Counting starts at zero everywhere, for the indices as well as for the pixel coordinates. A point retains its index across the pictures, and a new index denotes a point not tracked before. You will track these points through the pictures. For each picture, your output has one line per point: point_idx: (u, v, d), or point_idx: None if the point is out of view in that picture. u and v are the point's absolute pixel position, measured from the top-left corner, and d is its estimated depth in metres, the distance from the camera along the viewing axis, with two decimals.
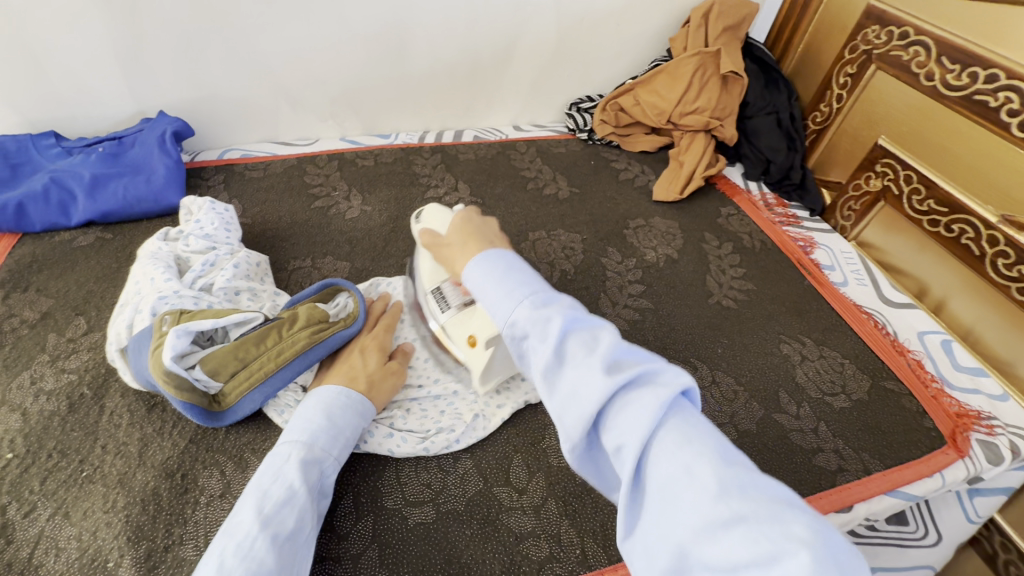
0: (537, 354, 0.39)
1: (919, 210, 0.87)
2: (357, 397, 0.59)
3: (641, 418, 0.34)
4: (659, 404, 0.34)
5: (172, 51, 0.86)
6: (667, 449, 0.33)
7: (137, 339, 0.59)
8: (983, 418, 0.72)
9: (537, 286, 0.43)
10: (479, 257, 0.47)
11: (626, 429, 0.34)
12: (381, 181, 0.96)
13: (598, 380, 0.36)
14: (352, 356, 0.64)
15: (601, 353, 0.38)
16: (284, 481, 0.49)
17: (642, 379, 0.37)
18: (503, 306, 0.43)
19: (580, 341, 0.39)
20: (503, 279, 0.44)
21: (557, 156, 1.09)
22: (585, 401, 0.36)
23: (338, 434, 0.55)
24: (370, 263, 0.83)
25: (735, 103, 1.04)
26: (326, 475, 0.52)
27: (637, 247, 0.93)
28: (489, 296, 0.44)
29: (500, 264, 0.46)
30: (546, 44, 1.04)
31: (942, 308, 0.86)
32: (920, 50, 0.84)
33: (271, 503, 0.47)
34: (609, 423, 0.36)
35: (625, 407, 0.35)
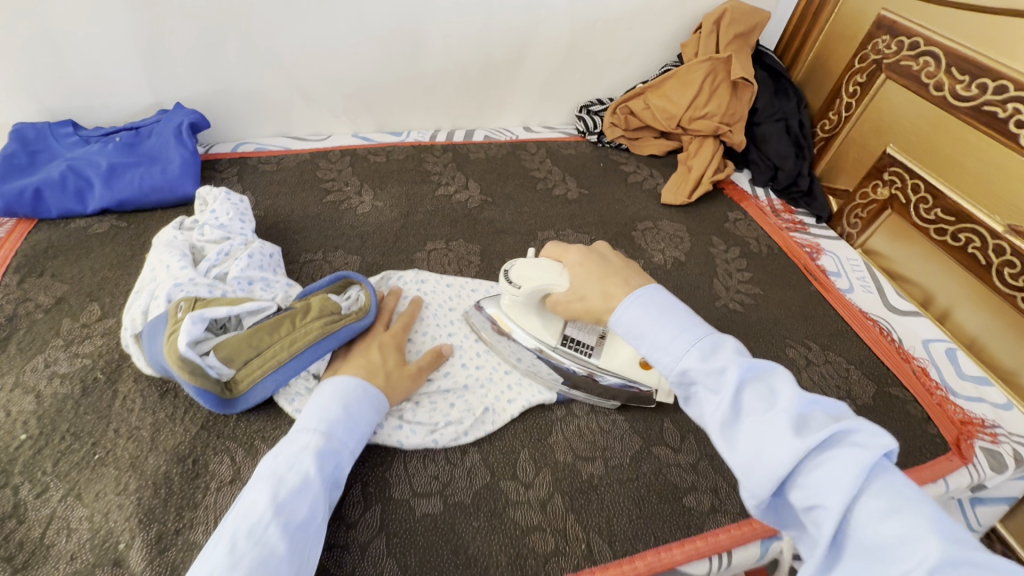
0: (712, 405, 0.44)
1: (926, 218, 0.88)
2: (375, 392, 0.59)
3: (843, 478, 0.36)
4: (861, 467, 0.36)
5: (190, 43, 0.87)
6: (872, 512, 0.35)
7: (152, 325, 0.60)
8: (986, 427, 0.73)
9: (698, 331, 0.49)
10: (631, 298, 0.54)
11: (823, 490, 0.37)
12: (392, 178, 0.97)
13: (788, 440, 0.39)
14: (370, 351, 0.64)
15: (783, 407, 0.41)
16: (299, 469, 0.49)
17: (834, 438, 0.39)
18: (669, 352, 0.49)
19: (757, 392, 0.43)
20: (661, 326, 0.50)
21: (567, 157, 1.09)
22: (774, 457, 0.39)
23: (355, 426, 0.55)
24: (381, 257, 0.83)
25: (745, 109, 1.05)
26: (341, 466, 0.53)
27: (645, 248, 0.93)
28: (651, 339, 0.51)
29: (654, 307, 0.52)
30: (558, 47, 1.05)
31: (946, 317, 0.87)
32: (930, 60, 0.85)
33: (286, 490, 0.47)
34: (802, 482, 0.38)
35: (820, 467, 0.38)
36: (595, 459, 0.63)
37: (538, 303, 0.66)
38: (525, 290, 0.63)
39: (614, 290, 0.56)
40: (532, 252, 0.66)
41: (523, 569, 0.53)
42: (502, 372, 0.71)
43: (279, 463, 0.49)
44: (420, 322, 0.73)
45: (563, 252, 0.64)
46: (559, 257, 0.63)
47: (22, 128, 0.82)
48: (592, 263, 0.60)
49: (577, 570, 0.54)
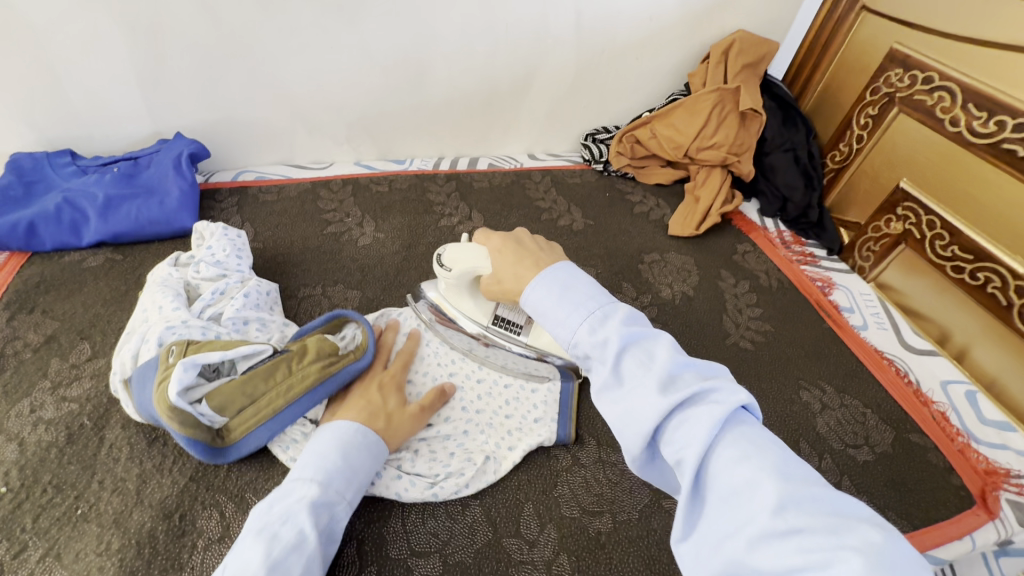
0: (599, 374, 0.43)
1: (942, 255, 0.85)
2: (374, 437, 0.57)
3: (699, 429, 0.37)
4: (716, 420, 0.37)
5: (193, 73, 0.87)
6: (727, 462, 0.35)
7: (143, 371, 0.58)
8: (1012, 477, 0.69)
9: (597, 302, 0.46)
10: (539, 278, 0.50)
11: (685, 443, 0.37)
12: (394, 208, 0.95)
13: (654, 398, 0.39)
14: (370, 391, 0.62)
15: (657, 368, 0.40)
16: (293, 523, 0.47)
17: (697, 395, 0.39)
18: (563, 326, 0.46)
19: (636, 358, 0.42)
20: (561, 302, 0.47)
21: (572, 187, 1.08)
22: (641, 414, 0.39)
23: (354, 476, 0.53)
24: (381, 292, 0.81)
25: (753, 139, 1.03)
26: (336, 520, 0.50)
27: (652, 282, 0.91)
28: (552, 318, 0.48)
29: (557, 286, 0.48)
30: (564, 76, 1.04)
31: (965, 357, 0.84)
32: (945, 95, 0.83)
33: (279, 548, 0.45)
34: (667, 435, 0.39)
35: (686, 421, 0.38)
36: (603, 514, 0.60)
37: (470, 283, 0.68)
38: (455, 276, 0.66)
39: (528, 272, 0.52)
40: (464, 237, 0.67)
41: None
42: (502, 415, 0.68)
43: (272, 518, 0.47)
44: (421, 361, 0.71)
45: (487, 237, 0.61)
46: (483, 241, 0.62)
47: (19, 158, 0.81)
48: (506, 245, 0.57)
49: None
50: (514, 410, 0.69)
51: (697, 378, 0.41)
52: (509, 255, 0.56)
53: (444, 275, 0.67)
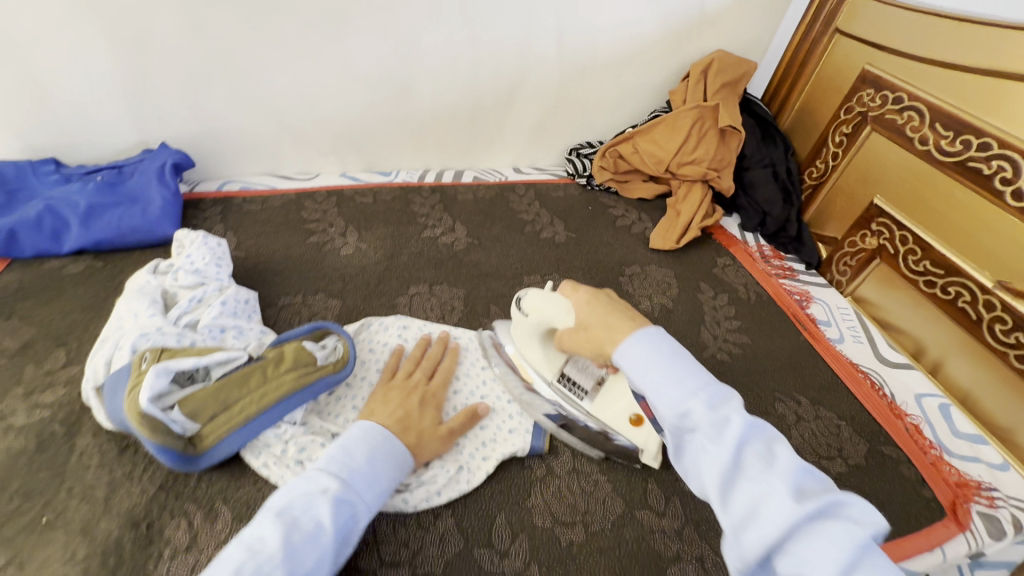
0: (706, 455, 0.40)
1: (915, 269, 0.87)
2: (400, 448, 0.55)
3: (833, 550, 0.33)
4: (857, 542, 0.33)
5: (179, 84, 0.88)
6: None
7: (114, 378, 0.57)
8: (983, 489, 0.71)
9: (703, 378, 0.44)
10: (637, 335, 0.48)
11: (810, 562, 0.33)
12: (378, 219, 0.96)
13: (788, 506, 0.35)
14: (415, 402, 0.63)
15: (782, 472, 0.37)
16: (313, 514, 0.44)
17: (829, 509, 0.36)
18: (670, 395, 0.43)
19: (756, 453, 0.39)
20: (668, 369, 0.45)
21: (555, 200, 1.09)
22: (770, 522, 0.35)
23: (377, 481, 0.50)
24: (362, 302, 0.82)
25: (733, 154, 1.06)
26: (357, 520, 0.47)
27: (632, 294, 0.92)
28: (651, 382, 0.45)
29: (665, 349, 0.46)
30: (548, 92, 1.07)
31: (937, 370, 0.85)
32: (914, 114, 0.86)
33: (298, 535, 0.43)
34: (788, 550, 0.35)
35: (807, 536, 0.35)
36: (575, 525, 0.60)
37: (544, 331, 0.67)
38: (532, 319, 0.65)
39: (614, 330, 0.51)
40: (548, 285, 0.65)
41: None
42: (478, 427, 0.68)
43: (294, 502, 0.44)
44: None
45: (574, 289, 0.60)
46: (570, 292, 0.61)
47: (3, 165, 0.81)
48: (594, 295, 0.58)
49: None
50: (489, 420, 0.69)
51: (820, 489, 0.38)
52: (594, 304, 0.57)
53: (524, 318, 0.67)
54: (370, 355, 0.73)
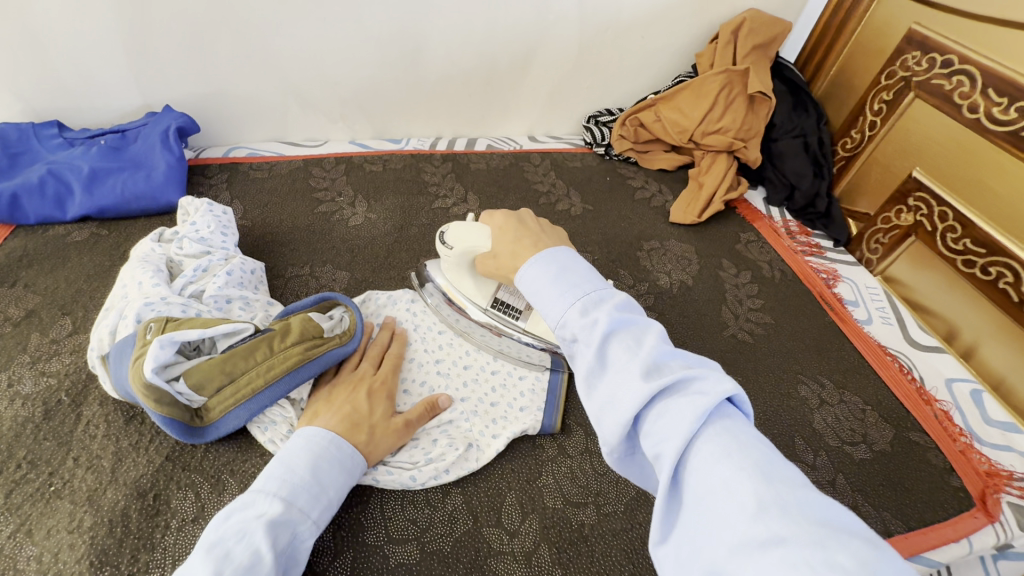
0: (583, 358, 0.41)
1: (953, 248, 0.82)
2: (349, 449, 0.53)
3: (680, 424, 0.34)
4: (698, 413, 0.34)
5: (182, 45, 0.84)
6: (705, 461, 0.33)
7: (119, 347, 0.56)
8: (1015, 480, 0.68)
9: (591, 285, 0.45)
10: (537, 256, 0.49)
11: (663, 437, 0.35)
12: (388, 188, 0.93)
13: (636, 385, 0.37)
14: (358, 395, 0.59)
15: (641, 356, 0.38)
16: (250, 543, 0.42)
17: (680, 386, 0.37)
18: (555, 307, 0.45)
19: (623, 343, 0.40)
20: (554, 285, 0.46)
21: (572, 170, 1.05)
22: (622, 404, 0.37)
23: (321, 492, 0.49)
24: (370, 274, 0.80)
25: (762, 124, 1.00)
26: (298, 541, 0.46)
27: (650, 270, 0.88)
28: (543, 298, 0.47)
29: (553, 266, 0.47)
30: (566, 55, 1.01)
31: (972, 355, 0.81)
32: (964, 79, 0.79)
33: (230, 569, 0.39)
34: (647, 429, 0.36)
35: (664, 413, 0.36)
36: (587, 506, 0.58)
37: (470, 264, 0.67)
38: (457, 253, 0.64)
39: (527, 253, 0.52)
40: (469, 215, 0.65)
41: None
42: (488, 403, 0.66)
43: (226, 534, 0.42)
44: (409, 349, 0.70)
45: (492, 215, 0.60)
46: (488, 220, 0.61)
47: (4, 128, 0.79)
48: (512, 216, 0.58)
49: None
50: (500, 398, 0.67)
51: (686, 368, 0.38)
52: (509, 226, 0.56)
53: (448, 253, 0.65)
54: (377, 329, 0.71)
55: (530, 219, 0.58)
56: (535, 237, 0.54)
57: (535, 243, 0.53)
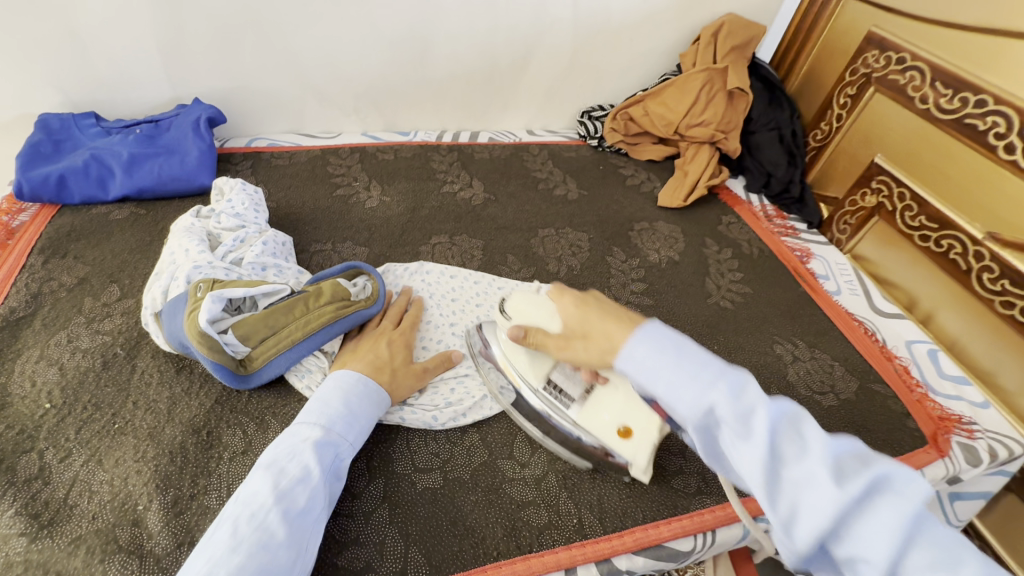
0: (740, 455, 0.39)
1: (911, 225, 0.92)
2: (374, 386, 0.61)
3: (884, 537, 0.34)
4: (905, 519, 0.34)
5: (211, 42, 0.92)
6: (921, 569, 0.34)
7: (172, 304, 0.63)
8: (963, 423, 0.77)
9: (716, 369, 0.43)
10: (636, 337, 0.46)
11: (865, 546, 0.35)
12: (399, 174, 1.01)
13: (829, 490, 0.36)
14: (379, 344, 0.67)
15: (817, 455, 0.37)
16: (299, 460, 0.51)
17: (875, 484, 0.36)
18: (686, 396, 0.42)
19: (789, 438, 0.39)
20: (677, 367, 0.43)
21: (568, 160, 1.13)
22: (818, 512, 0.36)
23: (355, 420, 0.57)
24: (387, 250, 0.87)
25: (740, 117, 1.09)
26: (340, 458, 0.54)
27: (641, 248, 0.97)
28: (665, 381, 0.44)
29: (669, 347, 0.45)
30: (562, 54, 1.10)
31: (930, 320, 0.91)
32: (916, 74, 0.89)
33: (287, 480, 0.49)
34: (841, 535, 0.36)
35: (863, 520, 0.35)
36: None
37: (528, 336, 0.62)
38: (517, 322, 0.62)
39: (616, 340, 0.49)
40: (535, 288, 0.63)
41: (518, 540, 0.56)
42: None
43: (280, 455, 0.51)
44: (426, 313, 0.77)
45: (560, 293, 0.57)
46: (556, 297, 0.58)
47: (47, 118, 0.86)
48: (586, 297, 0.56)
49: (569, 542, 0.57)
50: None
51: (857, 461, 0.38)
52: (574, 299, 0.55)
53: (506, 322, 0.63)
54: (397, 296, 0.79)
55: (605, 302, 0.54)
56: (603, 320, 0.51)
57: (622, 324, 0.50)
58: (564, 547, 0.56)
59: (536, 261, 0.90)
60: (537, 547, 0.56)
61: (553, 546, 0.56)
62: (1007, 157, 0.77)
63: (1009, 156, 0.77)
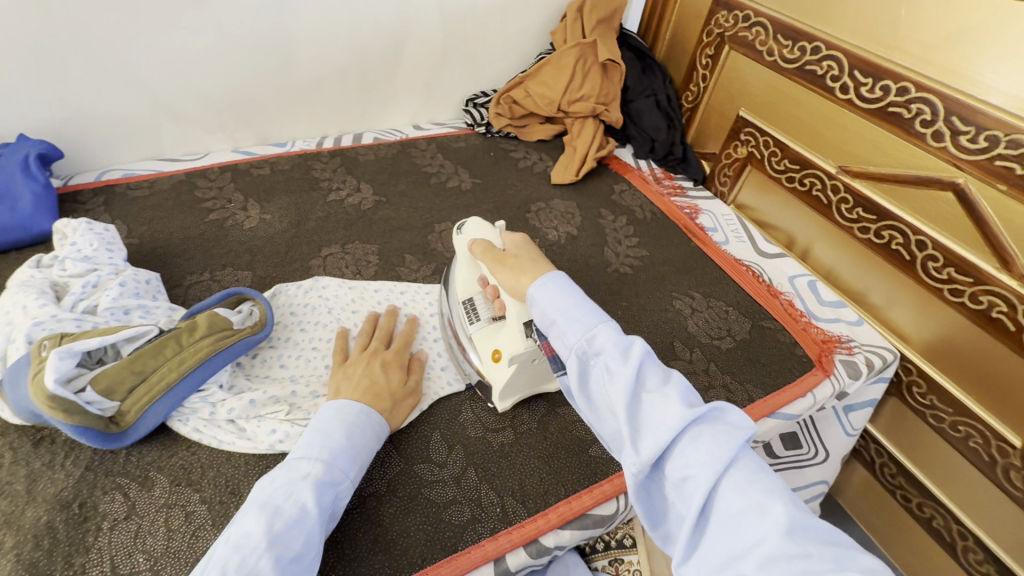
0: (606, 375, 0.48)
1: (778, 169, 0.99)
2: (376, 418, 0.58)
3: (709, 458, 0.42)
4: (732, 443, 0.43)
5: (28, 69, 0.81)
6: (733, 488, 0.41)
7: (13, 370, 0.55)
8: (843, 341, 0.85)
9: (597, 314, 0.51)
10: (541, 283, 0.56)
11: (691, 463, 0.43)
12: (278, 189, 0.95)
13: (676, 411, 0.44)
14: (375, 368, 0.64)
15: (674, 389, 0.46)
16: (294, 498, 0.48)
17: (714, 420, 0.45)
18: (580, 328, 0.51)
19: (653, 376, 0.47)
20: (575, 313, 0.52)
21: (457, 150, 1.12)
22: (663, 424, 0.44)
23: (356, 455, 0.54)
24: (274, 270, 0.82)
25: (617, 88, 1.13)
26: (339, 497, 0.51)
27: (539, 228, 0.98)
28: (563, 315, 0.52)
29: (566, 291, 0.54)
30: (433, 43, 1.08)
31: (807, 255, 0.99)
32: (760, 29, 0.96)
33: (282, 522, 0.46)
34: (674, 454, 0.44)
35: (690, 443, 0.43)
36: (504, 429, 0.66)
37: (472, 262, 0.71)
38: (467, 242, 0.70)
39: (527, 271, 0.59)
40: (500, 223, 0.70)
41: (442, 543, 0.55)
42: None
43: (276, 493, 0.47)
44: (324, 329, 0.73)
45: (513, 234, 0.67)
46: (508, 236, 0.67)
47: None
48: (530, 245, 0.65)
49: (495, 533, 0.57)
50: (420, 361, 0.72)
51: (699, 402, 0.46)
52: (521, 239, 0.65)
53: (461, 239, 0.71)
54: (293, 317, 0.75)
55: (537, 251, 0.64)
56: (529, 262, 0.61)
57: (533, 270, 0.59)
58: (491, 538, 0.56)
59: (436, 257, 0.89)
60: (463, 544, 0.56)
61: (479, 540, 0.56)
62: (844, 96, 0.85)
63: (844, 95, 0.84)
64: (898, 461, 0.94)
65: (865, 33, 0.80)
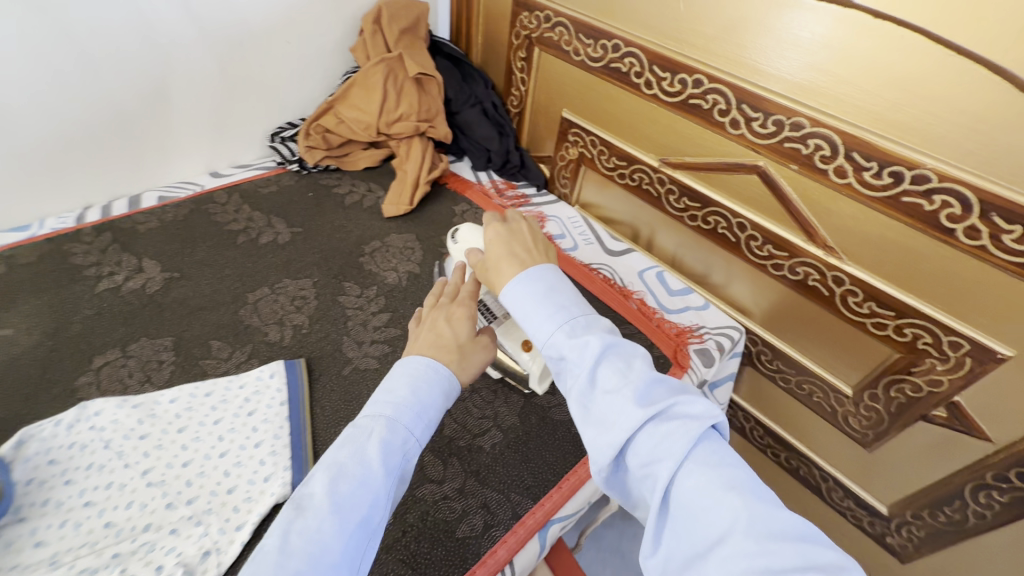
0: (574, 376, 0.46)
1: (609, 167, 0.99)
2: (447, 372, 0.51)
3: (671, 448, 0.40)
4: (693, 435, 0.41)
5: None
6: (694, 480, 0.39)
7: None
8: (694, 331, 0.87)
9: (577, 308, 0.50)
10: (516, 280, 0.53)
11: (655, 459, 0.41)
12: (21, 292, 0.74)
13: (632, 409, 0.42)
14: (436, 324, 0.55)
15: (634, 379, 0.44)
16: (359, 456, 0.43)
17: (672, 412, 0.42)
18: (542, 327, 0.49)
19: (616, 370, 0.45)
20: (541, 305, 0.50)
21: (267, 196, 0.97)
22: (619, 425, 0.42)
23: (424, 412, 0.48)
24: (20, 406, 0.63)
25: (438, 102, 1.04)
26: (408, 459, 0.45)
27: (375, 272, 0.87)
28: (531, 316, 0.50)
29: (536, 287, 0.51)
30: (208, 77, 0.91)
31: (652, 245, 1.01)
32: (562, 29, 0.93)
33: (346, 484, 0.41)
34: (637, 454, 0.42)
35: (652, 438, 0.41)
36: None
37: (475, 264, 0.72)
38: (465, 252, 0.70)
39: (504, 267, 0.54)
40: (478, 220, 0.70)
41: None
42: (224, 493, 0.57)
43: (339, 451, 0.43)
44: (99, 475, 0.57)
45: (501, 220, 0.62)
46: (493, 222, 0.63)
47: None
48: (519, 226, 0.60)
49: None
50: (237, 480, 0.58)
51: (667, 394, 0.44)
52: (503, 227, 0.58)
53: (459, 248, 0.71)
54: (52, 469, 0.57)
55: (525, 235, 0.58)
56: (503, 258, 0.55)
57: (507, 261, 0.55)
58: None
59: (252, 336, 0.75)
60: None
61: None
62: (648, 91, 0.85)
63: (649, 90, 0.85)
64: (763, 422, 1.01)
65: (654, 27, 0.80)
